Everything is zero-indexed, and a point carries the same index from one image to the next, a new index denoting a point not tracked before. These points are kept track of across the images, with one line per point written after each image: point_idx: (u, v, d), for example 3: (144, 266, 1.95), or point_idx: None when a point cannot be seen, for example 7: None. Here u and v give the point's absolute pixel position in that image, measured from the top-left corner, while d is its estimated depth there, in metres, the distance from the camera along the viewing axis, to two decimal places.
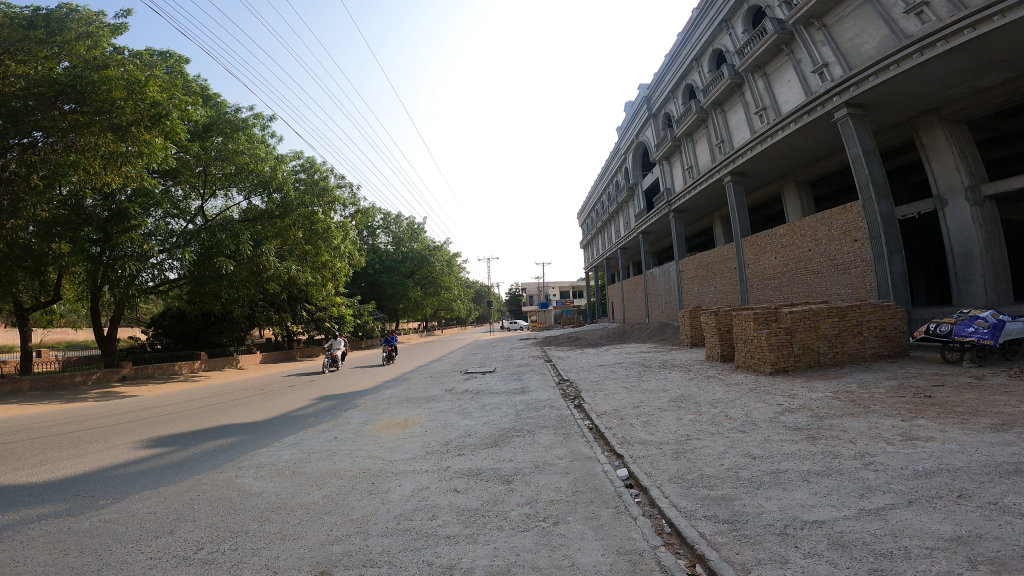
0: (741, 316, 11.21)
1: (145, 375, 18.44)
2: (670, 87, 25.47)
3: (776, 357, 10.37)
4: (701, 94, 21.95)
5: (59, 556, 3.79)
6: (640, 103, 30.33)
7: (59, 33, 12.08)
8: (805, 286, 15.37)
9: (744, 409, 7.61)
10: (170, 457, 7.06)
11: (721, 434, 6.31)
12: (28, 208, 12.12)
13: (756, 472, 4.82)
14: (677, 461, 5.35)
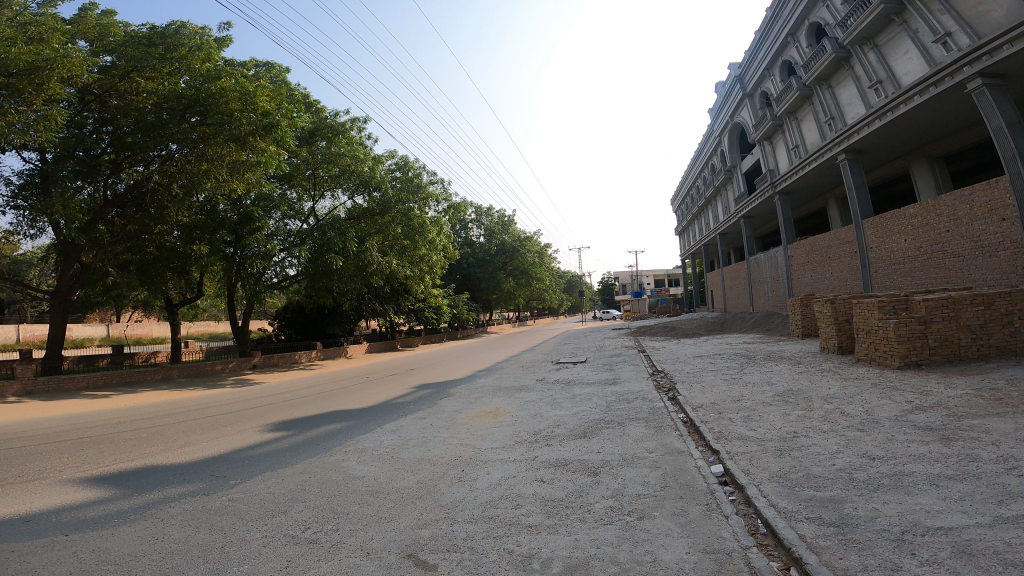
0: (863, 305, 10.38)
1: (271, 364, 20.13)
2: (766, 65, 23.84)
3: (906, 351, 9.50)
4: (803, 70, 20.35)
5: (193, 532, 4.23)
6: (732, 82, 28.68)
7: (175, 49, 12.88)
8: (943, 272, 13.85)
9: (865, 406, 7.00)
10: (290, 440, 7.65)
11: (834, 431, 5.86)
12: (171, 213, 14.20)
13: (873, 474, 4.42)
14: (779, 459, 5.04)
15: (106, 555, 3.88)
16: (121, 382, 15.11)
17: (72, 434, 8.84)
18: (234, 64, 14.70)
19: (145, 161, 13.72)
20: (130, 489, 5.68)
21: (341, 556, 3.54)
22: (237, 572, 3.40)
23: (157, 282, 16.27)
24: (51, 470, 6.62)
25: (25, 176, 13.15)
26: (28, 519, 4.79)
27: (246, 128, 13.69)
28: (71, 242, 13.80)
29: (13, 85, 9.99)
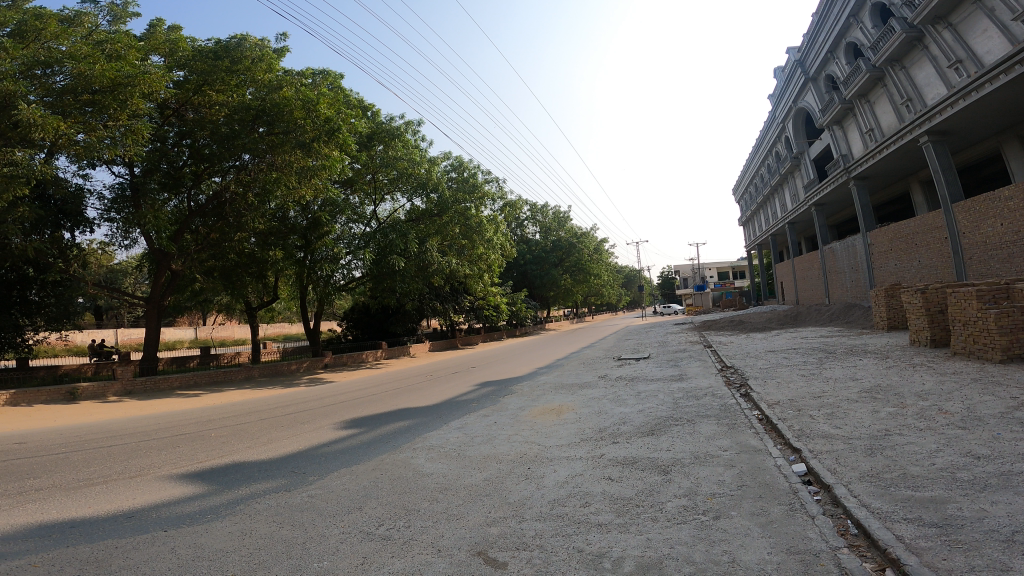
0: (958, 295, 9.71)
1: (341, 363, 20.84)
2: (828, 48, 22.72)
3: (1009, 343, 8.79)
4: (870, 52, 19.29)
5: (276, 528, 4.40)
6: (793, 67, 27.48)
7: (239, 61, 13.57)
8: None
9: (964, 403, 6.54)
10: (361, 437, 7.85)
11: (932, 429, 5.49)
12: (249, 221, 14.86)
13: (977, 474, 4.11)
14: (869, 458, 4.77)
15: (200, 551, 4.09)
16: (209, 381, 15.99)
17: (166, 432, 9.42)
18: (293, 73, 15.17)
19: (222, 172, 14.40)
20: (219, 485, 5.98)
21: (414, 553, 3.60)
22: (318, 568, 3.51)
23: (238, 285, 16.99)
24: (148, 466, 7.08)
25: (117, 190, 14.11)
26: (131, 515, 5.12)
27: (310, 135, 14.14)
28: (162, 251, 14.80)
29: (101, 102, 10.70)
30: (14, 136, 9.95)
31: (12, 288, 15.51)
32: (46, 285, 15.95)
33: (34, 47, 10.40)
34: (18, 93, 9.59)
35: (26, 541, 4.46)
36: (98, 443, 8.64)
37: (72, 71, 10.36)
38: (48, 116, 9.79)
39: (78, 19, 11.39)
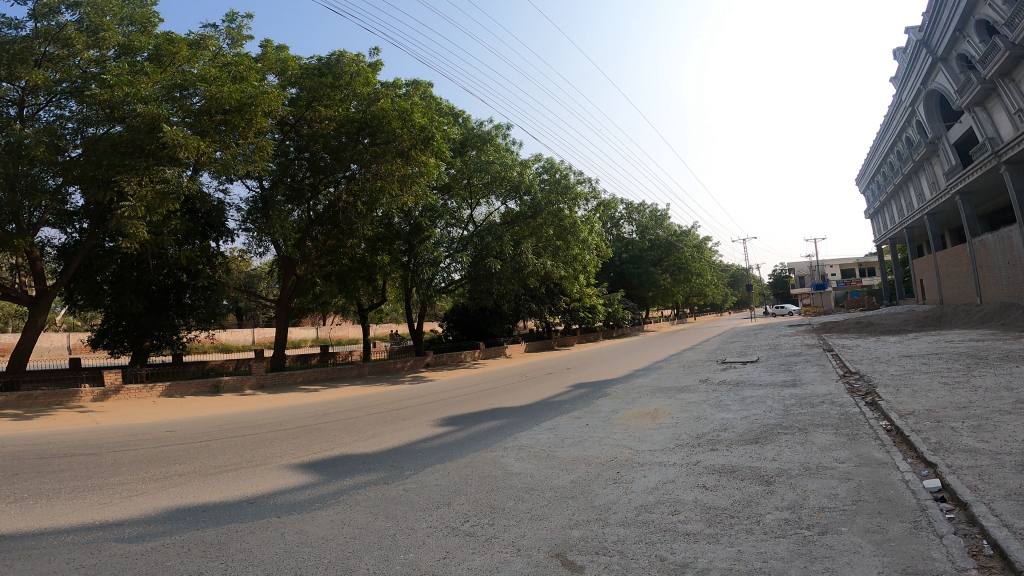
0: None
1: (442, 363, 21.61)
2: (957, 26, 20.37)
3: None
4: (1008, 28, 17.11)
5: (371, 519, 4.66)
6: (917, 49, 24.86)
7: (341, 77, 14.51)
8: None
9: None
10: (455, 435, 8.09)
11: None
12: (359, 229, 15.74)
13: None
14: (1020, 476, 4.18)
15: (304, 538, 4.42)
16: (325, 377, 17.22)
17: (286, 424, 10.25)
18: (387, 85, 15.94)
19: (335, 182, 15.13)
20: (326, 476, 6.43)
21: (493, 550, 3.68)
22: (404, 559, 3.68)
23: (351, 289, 18.14)
24: (270, 456, 7.75)
25: (251, 202, 15.64)
26: (252, 501, 5.63)
27: (408, 144, 14.82)
28: (288, 257, 16.14)
29: (231, 121, 11.85)
30: (163, 156, 11.28)
31: (168, 293, 17.44)
32: (197, 290, 17.71)
33: (170, 72, 11.60)
34: (162, 116, 10.79)
35: (165, 522, 5.03)
36: (230, 433, 9.56)
37: (204, 94, 11.45)
38: (190, 137, 11.00)
39: (203, 43, 12.59)
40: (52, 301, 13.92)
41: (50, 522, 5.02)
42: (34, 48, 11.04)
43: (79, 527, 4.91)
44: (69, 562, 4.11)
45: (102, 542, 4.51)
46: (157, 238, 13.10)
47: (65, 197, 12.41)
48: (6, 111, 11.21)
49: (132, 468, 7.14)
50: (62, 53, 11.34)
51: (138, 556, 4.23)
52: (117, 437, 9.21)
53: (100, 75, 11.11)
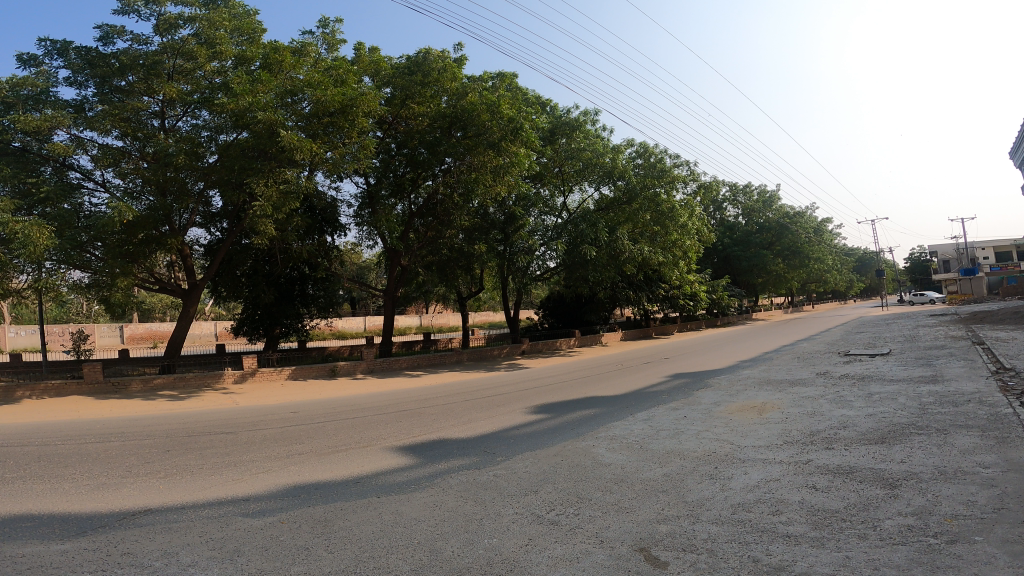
0: None
1: (538, 350, 21.75)
2: None
3: None
4: None
5: (461, 503, 4.77)
6: None
7: (429, 74, 14.72)
8: None
9: None
10: (548, 423, 8.08)
11: None
12: (457, 219, 16.38)
13: None
14: None
15: (399, 517, 4.62)
16: (428, 363, 17.90)
17: (390, 408, 10.75)
18: (474, 79, 16.04)
19: (432, 176, 15.77)
20: (423, 459, 6.66)
21: (578, 543, 3.66)
22: (488, 547, 3.79)
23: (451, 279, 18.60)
24: (374, 437, 8.16)
25: (360, 198, 16.42)
26: (357, 481, 5.96)
27: (498, 136, 14.90)
28: (393, 248, 16.99)
29: (336, 122, 12.50)
30: (283, 158, 12.08)
31: (295, 285, 18.74)
32: (319, 280, 18.98)
33: (280, 78, 12.31)
34: (277, 120, 11.59)
35: (282, 498, 5.45)
36: (341, 415, 10.18)
37: (311, 97, 12.17)
38: (303, 140, 11.76)
39: (305, 50, 13.35)
40: (201, 293, 15.58)
41: (189, 497, 5.50)
42: (164, 63, 12.25)
43: (212, 502, 5.36)
44: (200, 534, 4.46)
45: (228, 516, 4.93)
46: (281, 234, 14.23)
47: (207, 201, 13.64)
48: (150, 123, 12.58)
49: (257, 447, 7.77)
50: (189, 66, 12.41)
51: (258, 529, 4.57)
52: (246, 417, 10.10)
53: (223, 84, 12.19)
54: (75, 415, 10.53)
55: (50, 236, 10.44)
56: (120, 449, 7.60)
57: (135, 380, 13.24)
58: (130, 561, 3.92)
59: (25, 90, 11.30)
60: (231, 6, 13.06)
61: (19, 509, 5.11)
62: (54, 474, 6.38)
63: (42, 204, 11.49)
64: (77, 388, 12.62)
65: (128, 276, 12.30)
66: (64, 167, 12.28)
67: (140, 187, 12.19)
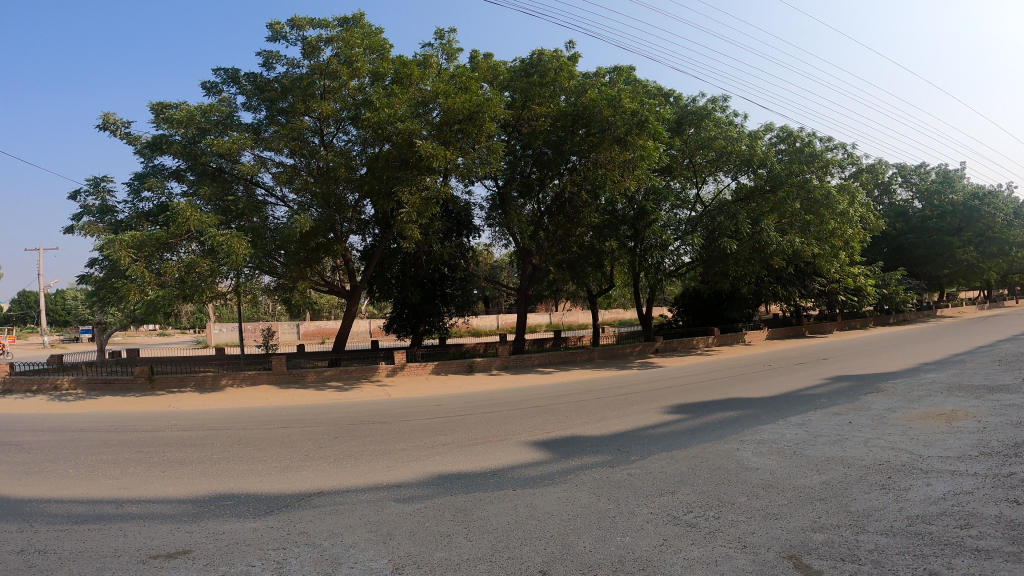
0: None
1: (672, 349, 21.01)
2: None
3: None
4: None
5: (595, 500, 4.77)
6: None
7: (546, 75, 14.81)
8: None
9: None
10: (688, 423, 7.76)
11: None
12: (586, 216, 16.39)
13: None
14: None
15: (533, 511, 4.70)
16: (559, 360, 18.02)
17: (525, 404, 10.96)
18: (591, 76, 15.80)
19: (559, 175, 15.96)
20: (558, 455, 6.71)
21: (717, 546, 3.55)
22: (620, 543, 3.80)
23: (582, 277, 18.64)
24: (510, 432, 8.36)
25: (491, 200, 17.06)
26: (495, 473, 6.15)
27: (623, 130, 14.50)
28: (524, 248, 17.35)
29: (465, 129, 12.96)
30: (422, 166, 12.75)
31: (436, 285, 19.77)
32: (457, 280, 19.88)
33: (412, 91, 13.13)
34: (413, 131, 12.24)
35: (428, 486, 5.78)
36: (481, 408, 10.62)
37: (442, 106, 12.70)
38: (438, 146, 12.32)
39: (429, 63, 14.34)
40: (362, 294, 17.03)
41: (351, 481, 6.03)
42: (315, 84, 13.35)
43: (370, 487, 5.82)
44: (361, 518, 4.85)
45: (384, 500, 5.34)
46: (425, 238, 15.15)
47: (361, 211, 14.90)
48: (312, 140, 13.88)
49: (406, 437, 8.31)
50: (335, 84, 13.44)
51: (408, 515, 4.88)
52: (395, 408, 10.85)
53: (365, 100, 13.13)
54: (260, 402, 12.01)
55: (247, 247, 11.97)
56: (295, 435, 8.52)
57: (310, 371, 14.80)
58: (304, 540, 4.35)
59: (212, 117, 13.04)
60: (361, 25, 13.99)
61: (214, 487, 5.91)
62: (244, 456, 7.31)
63: (239, 219, 13.08)
64: (267, 378, 14.37)
65: (305, 279, 13.81)
66: (252, 185, 13.93)
67: (308, 201, 13.60)
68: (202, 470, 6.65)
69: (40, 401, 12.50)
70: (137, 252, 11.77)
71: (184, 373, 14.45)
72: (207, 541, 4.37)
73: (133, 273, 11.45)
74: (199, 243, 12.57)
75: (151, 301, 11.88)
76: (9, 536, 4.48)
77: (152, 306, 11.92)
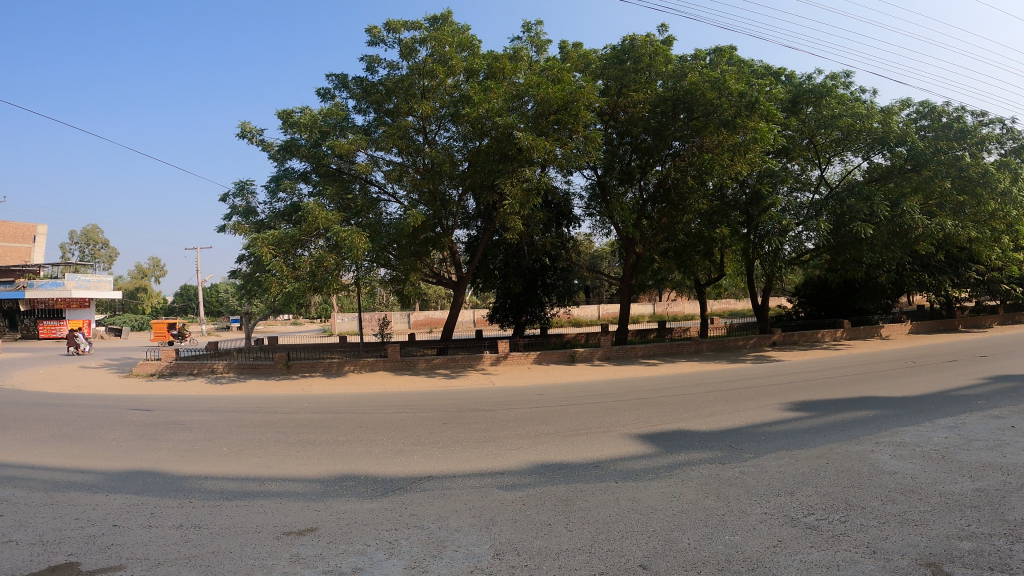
0: None
1: (792, 342, 19.67)
2: None
3: None
4: None
5: (703, 497, 4.68)
6: None
7: (639, 62, 14.23)
8: None
9: None
10: (812, 422, 7.27)
11: None
12: (693, 203, 15.69)
13: None
14: None
15: (637, 505, 4.64)
16: (665, 352, 17.51)
17: (630, 395, 10.77)
18: (692, 58, 15.07)
19: (662, 161, 15.43)
20: (664, 449, 6.55)
21: (840, 549, 3.57)
22: (729, 541, 3.80)
23: (690, 265, 18.01)
24: (614, 424, 8.25)
25: (590, 190, 16.94)
26: (598, 465, 6.10)
27: (731, 112, 13.68)
28: (628, 236, 17.01)
29: (562, 119, 12.81)
30: (522, 158, 12.82)
31: (537, 275, 19.80)
32: (558, 270, 19.89)
33: (506, 87, 13.12)
34: (512, 125, 12.24)
35: (533, 474, 5.88)
36: (585, 399, 10.58)
37: (536, 98, 12.65)
38: (536, 137, 12.26)
39: (518, 56, 14.33)
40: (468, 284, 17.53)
41: (457, 467, 6.25)
42: (416, 83, 13.82)
43: (475, 473, 6.01)
44: (466, 503, 5.02)
45: (488, 487, 5.48)
46: (527, 230, 15.34)
47: (465, 205, 15.35)
48: (417, 137, 14.39)
49: (511, 425, 8.49)
50: (433, 83, 13.86)
51: (511, 502, 4.99)
52: (501, 396, 11.10)
53: (464, 97, 13.57)
54: (376, 388, 12.79)
55: (367, 242, 12.70)
56: (408, 420, 8.98)
57: (420, 359, 15.51)
58: (414, 522, 4.56)
59: (331, 120, 13.94)
60: (450, 23, 14.27)
61: (338, 468, 6.37)
62: (363, 438, 7.83)
63: (358, 216, 13.89)
64: (382, 365, 15.25)
65: (416, 271, 14.46)
66: (367, 183, 14.76)
67: (417, 197, 14.15)
68: (327, 450, 7.21)
69: (199, 383, 14.20)
70: (277, 249, 12.90)
71: (313, 360, 15.74)
72: (330, 519, 4.71)
73: (274, 267, 12.59)
74: (326, 239, 13.33)
75: (289, 292, 13.08)
76: (170, 510, 5.05)
77: (288, 297, 13.07)
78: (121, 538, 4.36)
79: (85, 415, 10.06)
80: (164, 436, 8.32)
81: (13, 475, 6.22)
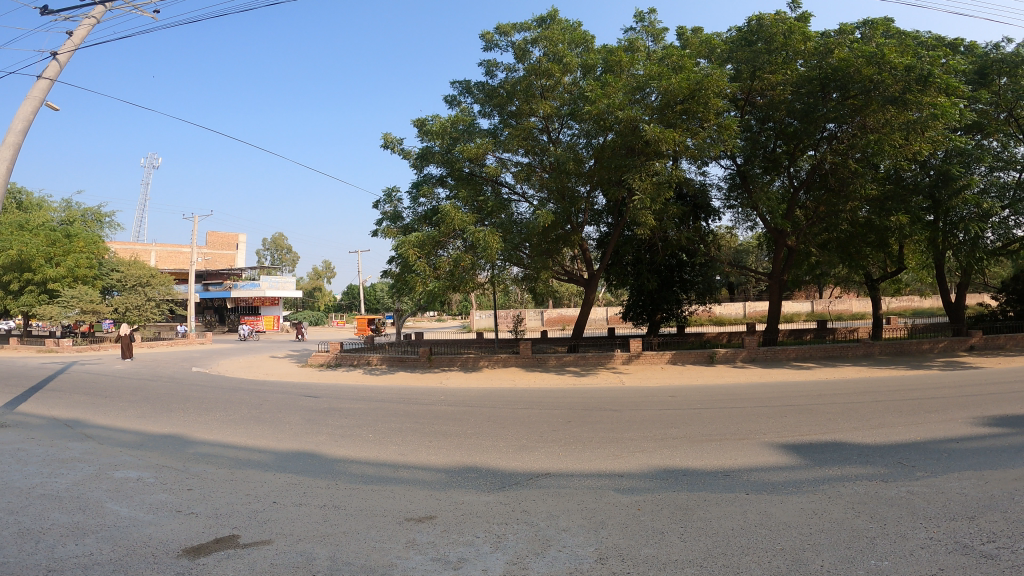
0: None
1: (997, 347, 16.74)
2: None
3: None
4: None
5: (851, 516, 4.20)
6: None
7: (775, 41, 12.72)
8: None
9: None
10: (1011, 440, 6.16)
11: None
12: (857, 188, 13.71)
13: None
14: None
15: (767, 520, 4.28)
16: (825, 355, 15.87)
17: (779, 401, 9.92)
18: (840, 32, 13.37)
19: (814, 145, 13.96)
20: (811, 461, 5.94)
21: None
22: (874, 567, 3.40)
23: (857, 257, 16.17)
24: (755, 431, 7.64)
25: (731, 179, 15.87)
26: (728, 474, 5.71)
27: (897, 88, 12.14)
28: (777, 228, 15.79)
29: (689, 109, 12.22)
30: (650, 152, 12.41)
31: (674, 271, 19.01)
32: (696, 265, 18.95)
33: (624, 78, 12.68)
34: (633, 116, 11.85)
35: (655, 479, 5.66)
36: (725, 403, 9.94)
37: (658, 89, 12.06)
38: (665, 129, 11.79)
39: (633, 47, 14.02)
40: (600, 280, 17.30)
41: (578, 466, 6.21)
42: (533, 84, 13.97)
43: (595, 474, 5.93)
44: (580, 503, 4.99)
45: (605, 488, 5.38)
46: (660, 224, 14.75)
47: (594, 201, 15.26)
48: (541, 138, 14.48)
49: (640, 426, 8.24)
50: (550, 83, 13.95)
51: (627, 506, 4.87)
52: (636, 396, 10.84)
53: (581, 94, 13.41)
54: (511, 383, 13.15)
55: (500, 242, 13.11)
56: (537, 417, 9.09)
57: (551, 356, 15.63)
58: (525, 518, 4.63)
59: (460, 126, 14.59)
60: (558, 21, 14.17)
61: (467, 459, 6.66)
62: (493, 432, 8.08)
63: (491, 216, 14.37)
64: (516, 361, 15.65)
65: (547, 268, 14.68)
66: (498, 185, 15.22)
67: (547, 195, 14.34)
68: (457, 442, 7.54)
69: (357, 374, 15.62)
70: (421, 250, 13.77)
71: (454, 354, 16.58)
72: (448, 509, 4.94)
73: (420, 268, 13.43)
74: (463, 239, 14.03)
75: (432, 290, 13.84)
76: (319, 491, 5.64)
77: (431, 294, 13.89)
78: (275, 514, 4.93)
79: (268, 400, 11.58)
80: (325, 421, 9.28)
81: (209, 452, 7.34)
